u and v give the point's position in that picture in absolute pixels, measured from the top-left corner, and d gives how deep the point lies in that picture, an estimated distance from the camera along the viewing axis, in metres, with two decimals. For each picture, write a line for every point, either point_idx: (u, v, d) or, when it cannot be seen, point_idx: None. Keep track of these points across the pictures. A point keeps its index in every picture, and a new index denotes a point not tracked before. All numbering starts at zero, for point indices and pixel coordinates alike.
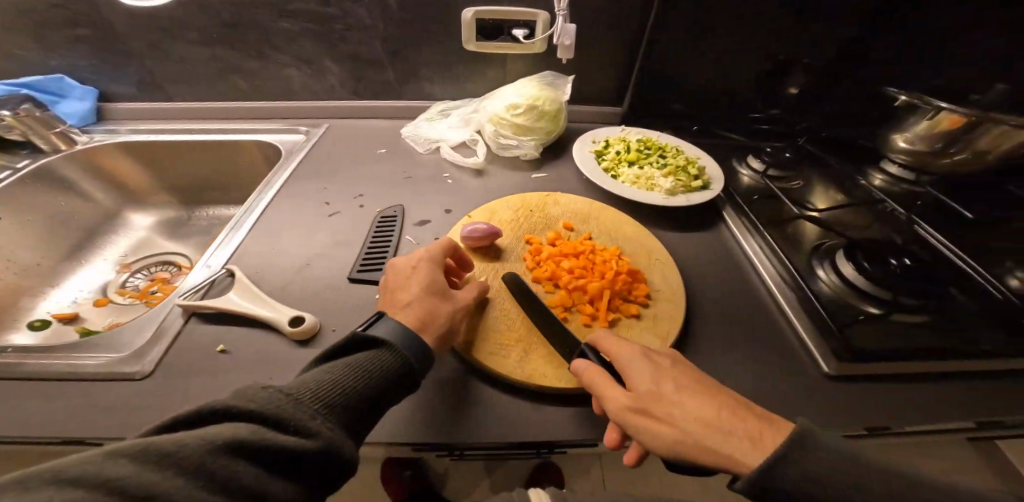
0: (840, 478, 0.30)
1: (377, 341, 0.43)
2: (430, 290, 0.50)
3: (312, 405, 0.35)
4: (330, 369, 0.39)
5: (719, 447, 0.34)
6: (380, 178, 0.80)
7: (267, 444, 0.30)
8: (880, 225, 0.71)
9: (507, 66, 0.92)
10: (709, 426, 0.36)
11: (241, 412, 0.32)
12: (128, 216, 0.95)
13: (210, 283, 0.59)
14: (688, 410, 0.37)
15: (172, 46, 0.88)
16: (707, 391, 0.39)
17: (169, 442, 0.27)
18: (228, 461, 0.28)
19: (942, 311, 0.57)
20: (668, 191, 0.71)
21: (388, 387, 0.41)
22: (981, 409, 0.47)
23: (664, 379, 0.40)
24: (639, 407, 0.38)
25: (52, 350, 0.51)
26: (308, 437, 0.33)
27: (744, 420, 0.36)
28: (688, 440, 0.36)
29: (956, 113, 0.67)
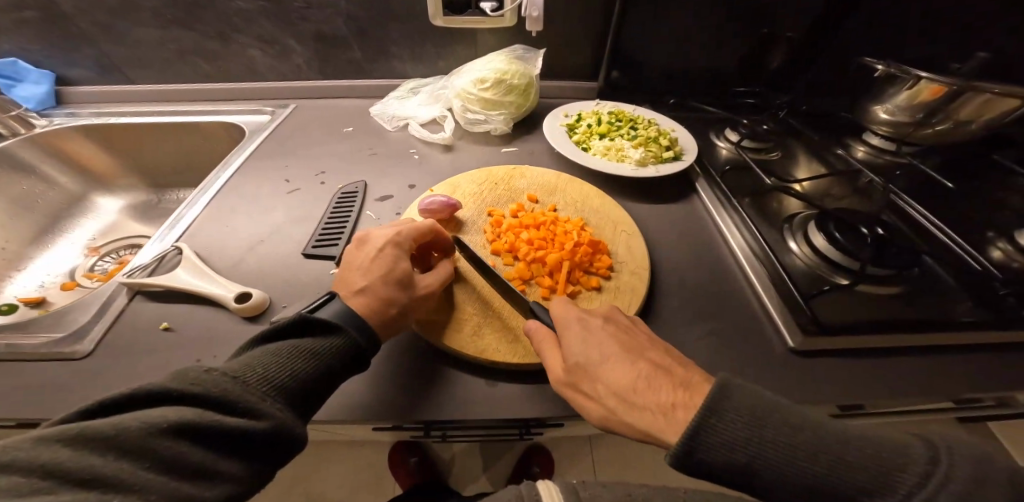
0: (738, 438, 0.29)
1: (332, 325, 0.38)
2: (390, 277, 0.44)
3: (261, 388, 0.32)
4: (279, 348, 0.35)
5: (635, 423, 0.35)
6: (343, 155, 0.78)
7: (213, 425, 0.28)
8: (859, 197, 0.69)
9: (476, 41, 0.89)
10: (629, 401, 0.35)
11: (180, 393, 0.29)
12: (94, 199, 0.91)
13: (159, 260, 0.56)
14: (612, 383, 0.37)
15: (125, 28, 0.84)
16: (632, 360, 0.38)
17: (106, 425, 0.25)
18: (175, 443, 0.27)
19: (918, 283, 0.55)
20: (638, 161, 0.69)
21: (348, 365, 0.38)
22: (958, 383, 0.46)
23: (591, 351, 0.39)
24: (569, 383, 0.39)
25: None
26: (257, 419, 0.31)
27: (664, 391, 0.35)
28: (610, 416, 0.36)
29: (936, 82, 0.63)
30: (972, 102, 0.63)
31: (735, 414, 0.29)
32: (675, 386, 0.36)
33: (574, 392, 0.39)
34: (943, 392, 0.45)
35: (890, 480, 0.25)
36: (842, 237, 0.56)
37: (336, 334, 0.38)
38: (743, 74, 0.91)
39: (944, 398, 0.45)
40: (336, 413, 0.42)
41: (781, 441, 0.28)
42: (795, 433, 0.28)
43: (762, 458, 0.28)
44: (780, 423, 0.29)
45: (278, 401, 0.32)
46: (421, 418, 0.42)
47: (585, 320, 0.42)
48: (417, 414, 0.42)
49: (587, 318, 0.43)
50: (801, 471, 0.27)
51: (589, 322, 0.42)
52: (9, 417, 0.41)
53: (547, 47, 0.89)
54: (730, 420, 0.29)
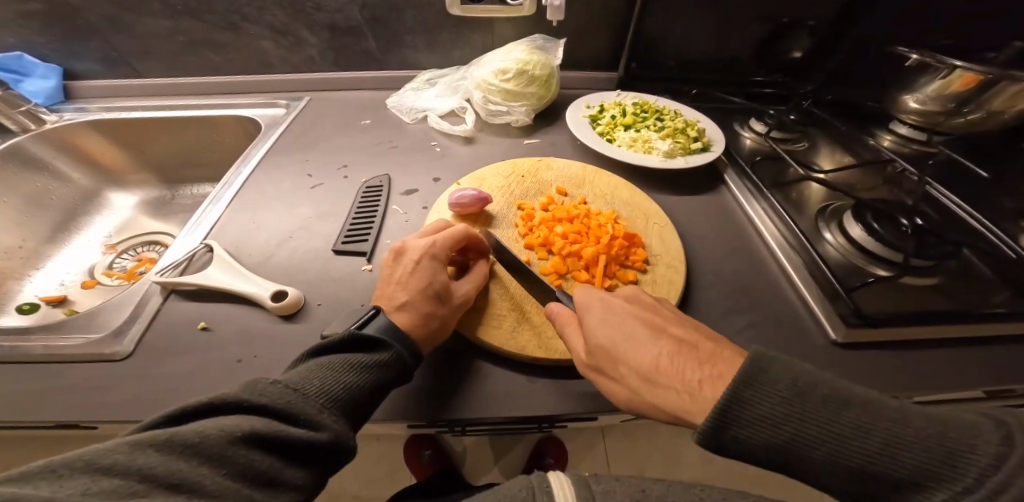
0: (779, 414, 0.27)
1: (378, 341, 0.38)
2: (428, 291, 0.44)
3: (320, 399, 0.32)
4: (333, 362, 0.35)
5: (660, 402, 0.34)
6: (364, 148, 0.76)
7: (283, 435, 0.29)
8: (888, 188, 0.69)
9: (494, 30, 0.87)
10: (652, 381, 0.35)
11: (250, 404, 0.29)
12: (107, 196, 0.90)
13: (189, 259, 0.56)
14: (636, 364, 0.37)
15: (135, 19, 0.82)
16: (654, 342, 0.37)
17: (192, 432, 0.26)
18: (250, 451, 0.27)
19: (953, 274, 0.55)
20: (666, 153, 0.68)
21: (398, 376, 0.38)
22: (1000, 374, 0.46)
23: (614, 333, 0.39)
24: (594, 365, 0.39)
25: (28, 332, 0.49)
26: (316, 430, 0.31)
27: (689, 370, 0.34)
28: (636, 397, 0.36)
29: (971, 72, 0.62)
30: (1006, 93, 0.63)
31: (776, 390, 0.28)
32: (701, 363, 0.35)
33: (600, 375, 0.39)
34: (986, 383, 0.45)
35: (954, 463, 0.23)
36: (880, 228, 0.56)
37: (387, 348, 0.38)
38: (764, 63, 0.90)
39: (982, 389, 0.45)
40: (386, 413, 0.42)
41: (829, 419, 0.26)
42: (844, 410, 0.26)
43: (809, 433, 0.27)
44: (822, 399, 0.27)
45: (336, 412, 0.33)
46: (468, 415, 0.42)
47: (607, 302, 0.42)
48: (464, 410, 0.42)
49: (610, 301, 0.42)
50: (847, 450, 0.25)
51: (611, 306, 0.42)
52: (58, 419, 0.41)
53: (567, 36, 0.87)
54: (765, 396, 0.28)
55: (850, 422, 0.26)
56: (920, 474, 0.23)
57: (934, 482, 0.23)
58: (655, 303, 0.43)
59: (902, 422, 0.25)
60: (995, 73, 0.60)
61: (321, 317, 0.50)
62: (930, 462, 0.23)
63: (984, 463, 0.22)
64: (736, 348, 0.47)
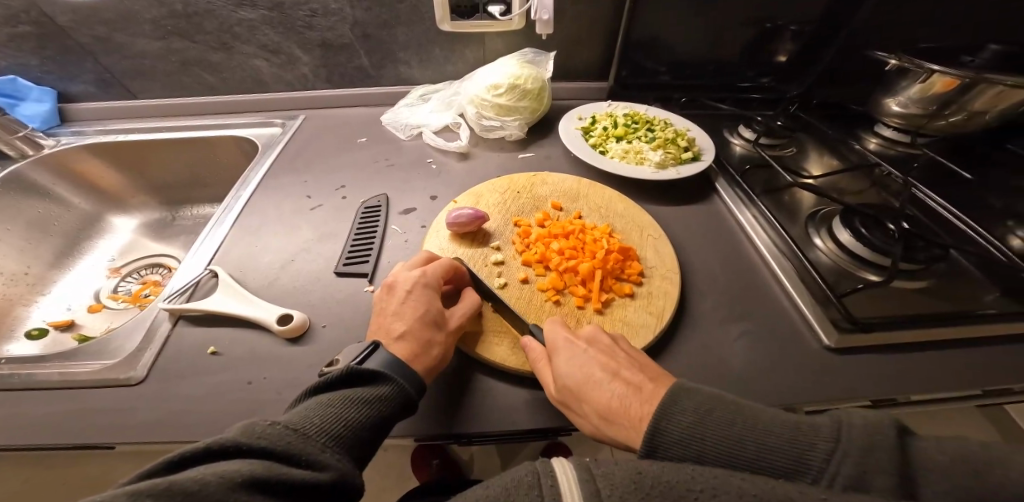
0: (695, 444, 0.31)
1: (379, 374, 0.39)
2: (425, 318, 0.45)
3: (321, 437, 0.33)
4: (333, 399, 0.37)
5: (620, 437, 0.37)
6: (362, 166, 0.78)
7: (285, 478, 0.29)
8: (874, 191, 0.71)
9: (485, 45, 0.89)
10: (610, 419, 0.38)
11: (248, 448, 0.30)
12: (110, 219, 0.91)
13: (195, 285, 0.56)
14: (595, 399, 0.39)
15: (128, 41, 0.83)
16: (609, 380, 0.39)
17: (189, 480, 0.26)
18: (253, 496, 0.27)
19: (942, 277, 0.57)
20: (658, 164, 0.70)
21: (399, 411, 0.39)
22: (992, 378, 0.47)
23: (577, 370, 0.41)
24: (561, 402, 0.41)
25: (42, 360, 0.49)
26: (319, 470, 0.31)
27: (638, 407, 0.37)
28: (597, 431, 0.39)
29: (948, 76, 0.65)
30: (985, 95, 0.65)
31: (681, 414, 0.32)
32: (649, 401, 0.38)
33: (566, 409, 0.41)
34: (980, 385, 0.46)
35: (805, 457, 0.28)
36: (868, 234, 0.57)
37: (389, 382, 0.39)
38: (750, 68, 0.91)
39: (976, 390, 0.46)
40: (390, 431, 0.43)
41: (723, 434, 0.31)
42: (728, 425, 0.31)
43: (718, 454, 0.30)
44: (720, 419, 0.32)
45: (337, 451, 0.33)
46: (474, 430, 0.43)
47: (569, 340, 0.44)
48: (471, 424, 0.43)
49: (572, 342, 0.44)
50: (738, 459, 0.30)
51: (573, 343, 0.44)
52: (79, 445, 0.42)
53: (557, 49, 0.89)
54: (676, 424, 0.32)
55: (731, 437, 0.31)
56: (784, 470, 0.28)
57: (796, 476, 0.28)
58: (610, 338, 0.45)
59: (770, 429, 0.30)
60: (972, 77, 0.63)
61: (326, 339, 0.51)
62: (788, 462, 0.28)
63: (823, 455, 0.27)
64: (734, 359, 0.48)
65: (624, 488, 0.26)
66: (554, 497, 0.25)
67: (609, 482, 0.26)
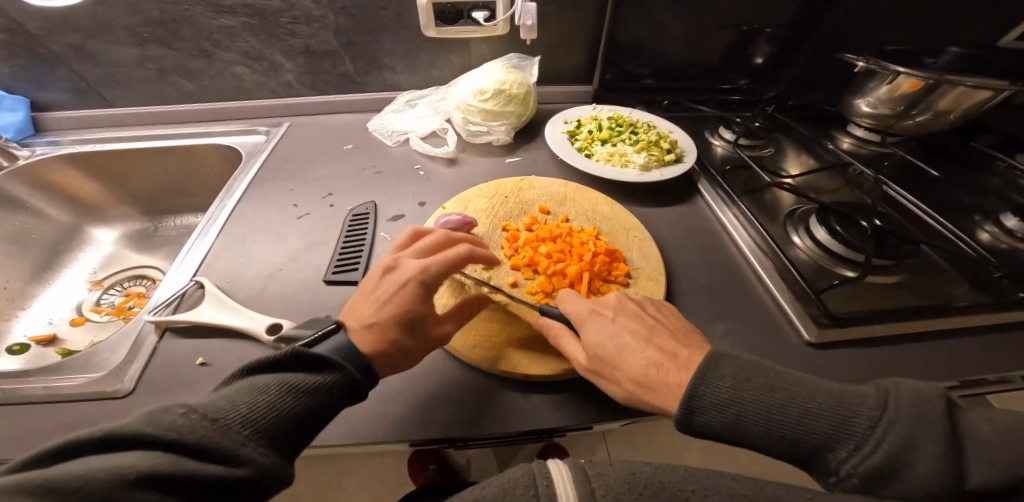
0: (733, 404, 0.33)
1: (324, 360, 0.37)
2: (403, 317, 0.44)
3: (241, 427, 0.30)
4: (267, 383, 0.34)
5: (656, 401, 0.38)
6: (349, 173, 0.78)
7: (190, 474, 0.26)
8: (849, 189, 0.74)
9: (470, 50, 0.89)
10: (645, 384, 0.39)
11: (154, 438, 0.27)
12: (90, 231, 0.89)
13: (181, 296, 0.56)
14: (628, 367, 0.40)
15: (104, 49, 0.82)
16: (643, 347, 0.41)
17: (70, 477, 0.23)
18: (146, 494, 0.24)
19: (915, 271, 0.59)
20: (642, 166, 0.71)
21: (342, 397, 0.37)
22: (966, 369, 0.49)
23: (608, 340, 0.42)
24: (593, 371, 0.42)
25: (23, 375, 0.48)
26: (237, 463, 0.28)
27: (673, 372, 0.38)
28: (631, 398, 0.39)
29: (913, 78, 0.68)
30: (948, 95, 0.69)
31: (720, 379, 0.34)
32: (686, 367, 0.39)
33: (597, 378, 0.42)
34: (954, 375, 0.48)
35: (848, 424, 0.30)
36: (843, 231, 0.59)
37: (333, 369, 0.37)
38: (729, 70, 0.94)
39: (951, 380, 0.48)
40: (382, 438, 0.42)
41: (762, 399, 0.33)
42: (769, 391, 0.33)
43: (754, 414, 0.33)
44: (758, 386, 0.34)
45: (261, 442, 0.31)
46: (466, 434, 0.43)
47: (597, 313, 0.45)
48: (462, 428, 0.43)
49: (601, 316, 0.45)
50: (778, 424, 0.32)
51: (601, 314, 0.45)
52: None
53: (541, 54, 0.90)
54: (714, 388, 0.34)
55: (773, 403, 0.33)
56: (830, 437, 0.30)
57: (839, 443, 0.30)
58: (638, 309, 0.46)
59: (811, 398, 0.32)
60: (935, 78, 0.66)
61: None
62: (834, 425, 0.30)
63: (869, 422, 0.29)
64: None
65: (617, 489, 0.26)
66: (549, 498, 0.26)
67: (603, 484, 0.27)
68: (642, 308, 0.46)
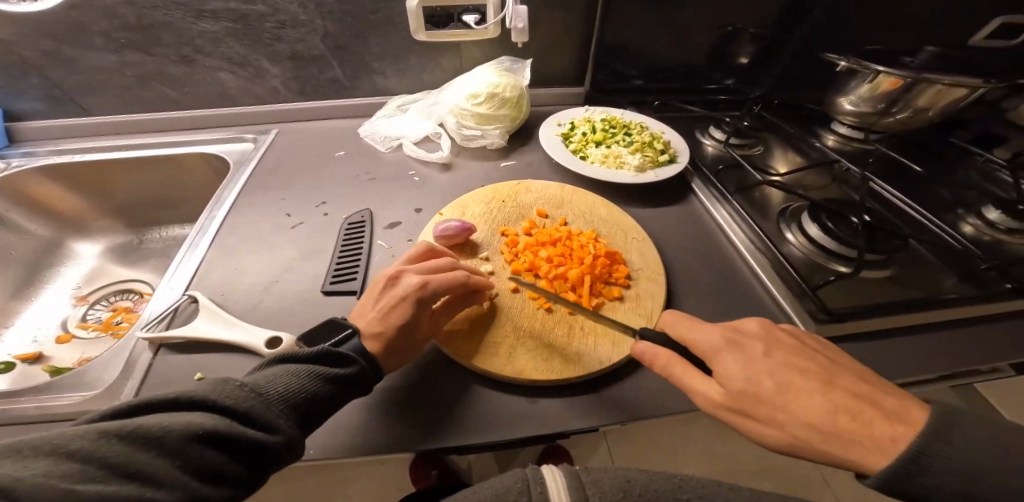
0: (917, 456, 0.31)
1: (349, 358, 0.39)
2: (405, 329, 0.44)
3: (280, 403, 0.34)
4: (301, 368, 0.37)
5: (833, 448, 0.33)
6: (342, 181, 0.76)
7: (239, 437, 0.30)
8: (837, 186, 0.76)
9: (460, 54, 0.89)
10: (814, 427, 0.34)
11: (213, 402, 0.31)
12: (71, 245, 0.87)
13: (174, 311, 0.54)
14: (792, 409, 0.35)
15: (79, 55, 0.79)
16: (782, 379, 0.37)
17: (154, 425, 0.27)
18: (205, 449, 0.28)
19: (904, 266, 0.60)
20: (637, 167, 0.72)
21: (361, 389, 0.40)
22: (959, 360, 0.50)
23: (746, 375, 0.37)
24: (735, 412, 0.36)
25: (15, 394, 0.46)
26: (273, 432, 0.32)
27: (829, 406, 0.34)
28: (795, 443, 0.34)
29: (893, 76, 0.70)
30: (927, 92, 0.71)
31: (880, 428, 0.32)
32: (832, 397, 0.35)
33: (741, 421, 0.36)
34: (948, 365, 0.50)
35: None
36: (834, 227, 0.61)
37: (355, 365, 0.40)
38: (717, 70, 0.95)
39: (946, 371, 0.50)
40: (389, 450, 0.42)
41: (935, 455, 0.31)
42: (943, 442, 0.31)
43: (929, 470, 0.30)
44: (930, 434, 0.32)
45: (293, 418, 0.34)
46: (475, 443, 0.43)
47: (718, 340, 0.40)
48: (470, 436, 0.43)
49: (718, 342, 0.40)
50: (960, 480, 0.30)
51: (729, 342, 0.40)
52: None
53: (532, 56, 0.90)
54: (872, 440, 0.32)
55: (957, 457, 0.30)
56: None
57: None
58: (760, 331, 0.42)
59: (1005, 453, 0.30)
60: (914, 76, 0.69)
61: None
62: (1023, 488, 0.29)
63: None
64: None
65: (612, 495, 0.26)
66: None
67: (599, 491, 0.27)
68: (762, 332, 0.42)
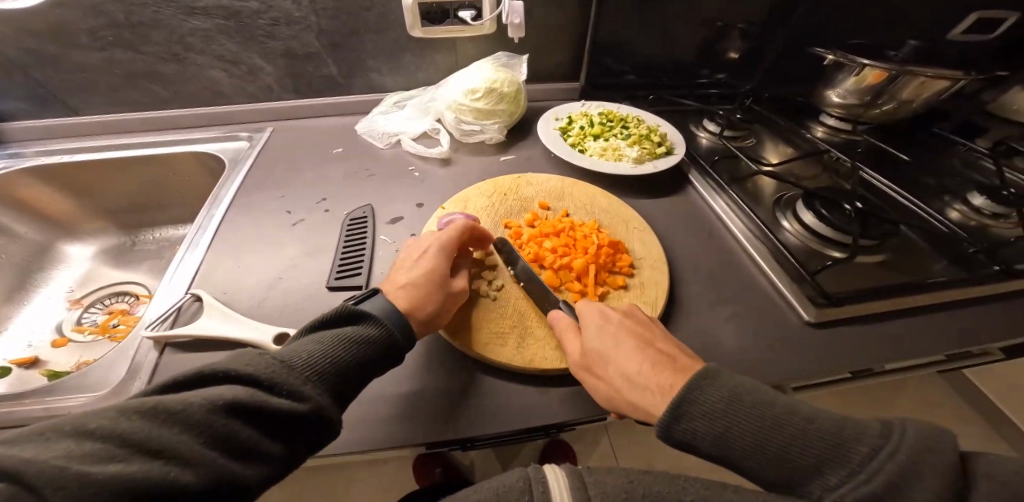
0: (725, 407, 0.31)
1: (371, 316, 0.39)
2: (432, 276, 0.47)
3: (305, 371, 0.33)
4: (326, 335, 0.36)
5: (636, 399, 0.38)
6: (341, 178, 0.76)
7: (263, 406, 0.29)
8: (828, 175, 0.78)
9: (456, 50, 0.89)
10: (629, 381, 0.39)
11: (237, 373, 0.30)
12: (63, 248, 0.85)
13: (178, 310, 0.54)
14: (647, 380, 0.38)
15: (65, 54, 0.77)
16: (641, 349, 0.41)
17: (174, 401, 0.27)
18: (230, 421, 0.28)
19: (897, 250, 0.63)
20: (636, 159, 0.73)
21: (387, 354, 0.39)
22: (952, 339, 0.52)
23: (605, 340, 0.43)
24: (584, 365, 0.43)
25: (20, 397, 0.45)
26: (300, 401, 0.31)
27: (666, 374, 0.38)
28: (615, 393, 0.40)
29: (878, 69, 0.73)
30: (911, 84, 0.74)
31: (712, 388, 0.32)
32: (681, 372, 0.38)
33: (586, 373, 0.43)
34: (941, 344, 0.52)
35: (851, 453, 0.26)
36: (829, 214, 0.62)
37: (379, 327, 0.39)
38: (709, 64, 0.96)
39: (941, 351, 0.51)
40: (404, 441, 0.42)
41: (759, 418, 0.30)
42: (776, 416, 0.30)
43: (744, 425, 0.30)
44: (765, 406, 0.31)
45: (321, 385, 0.33)
46: (488, 432, 0.43)
47: (602, 313, 0.46)
48: (484, 425, 0.43)
49: (607, 316, 0.46)
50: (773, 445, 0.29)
51: (607, 317, 0.46)
52: None
53: (528, 52, 0.91)
54: (708, 394, 0.32)
55: (779, 423, 0.30)
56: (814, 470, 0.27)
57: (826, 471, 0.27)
58: (642, 316, 0.47)
59: (816, 422, 0.29)
60: (898, 69, 0.71)
61: None
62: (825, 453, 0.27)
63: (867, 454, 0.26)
64: (727, 340, 0.51)
65: (614, 495, 0.27)
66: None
67: (601, 491, 0.27)
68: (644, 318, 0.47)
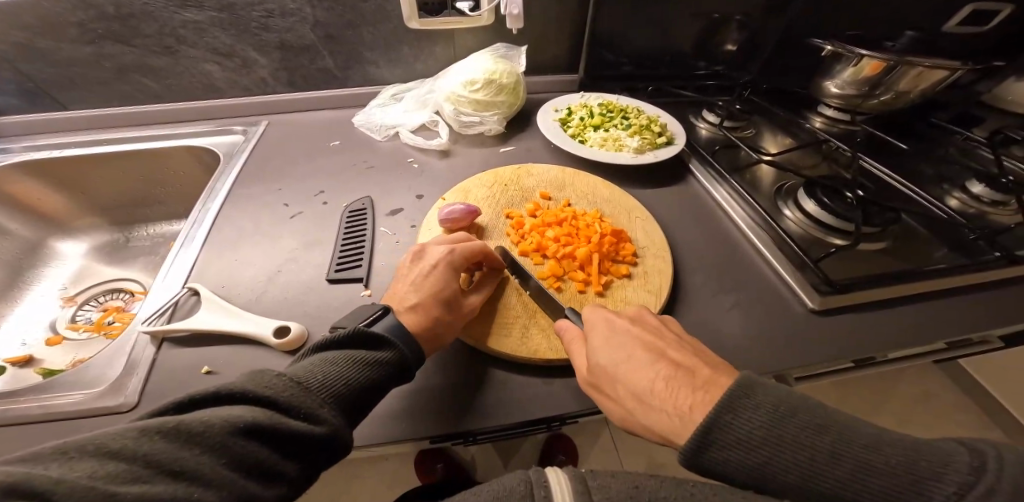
0: (763, 433, 0.29)
1: (386, 339, 0.38)
2: (442, 295, 0.45)
3: (321, 393, 0.32)
4: (337, 355, 0.36)
5: (651, 421, 0.35)
6: (339, 170, 0.75)
7: (281, 427, 0.29)
8: (828, 164, 0.78)
9: (453, 42, 0.88)
10: (644, 401, 0.36)
11: (255, 395, 0.29)
12: (54, 245, 0.83)
13: (174, 305, 0.53)
14: (663, 401, 0.35)
15: (55, 47, 0.76)
16: (653, 360, 0.37)
17: (196, 421, 0.26)
18: (250, 443, 0.27)
19: (898, 237, 0.63)
20: (636, 149, 0.72)
21: (397, 375, 0.38)
22: (954, 326, 0.53)
23: (615, 353, 0.39)
24: (592, 383, 0.40)
25: (13, 395, 0.44)
26: (317, 423, 0.31)
27: (683, 393, 0.34)
28: (628, 415, 0.37)
29: (876, 60, 0.73)
30: (908, 74, 0.74)
31: (749, 411, 0.30)
32: (703, 388, 0.34)
33: (597, 391, 0.40)
34: (943, 330, 0.52)
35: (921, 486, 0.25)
36: (830, 202, 0.62)
37: (391, 347, 0.38)
38: (708, 55, 0.96)
39: (942, 337, 0.51)
40: (409, 433, 0.41)
41: (808, 443, 0.28)
42: (817, 434, 0.28)
43: (784, 455, 0.28)
44: (802, 424, 0.29)
45: (335, 406, 0.33)
46: (494, 423, 0.43)
47: (611, 321, 0.43)
48: (490, 416, 0.43)
49: (615, 324, 0.42)
50: (821, 475, 0.27)
51: (616, 324, 0.42)
52: None
53: (526, 43, 0.90)
54: (745, 421, 0.30)
55: (821, 447, 0.28)
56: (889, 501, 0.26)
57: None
58: (653, 320, 0.43)
59: (878, 451, 0.27)
60: (896, 59, 0.71)
61: None
62: (894, 486, 0.26)
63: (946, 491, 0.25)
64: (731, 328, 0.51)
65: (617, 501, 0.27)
66: None
67: (604, 495, 0.27)
68: (658, 323, 0.43)
